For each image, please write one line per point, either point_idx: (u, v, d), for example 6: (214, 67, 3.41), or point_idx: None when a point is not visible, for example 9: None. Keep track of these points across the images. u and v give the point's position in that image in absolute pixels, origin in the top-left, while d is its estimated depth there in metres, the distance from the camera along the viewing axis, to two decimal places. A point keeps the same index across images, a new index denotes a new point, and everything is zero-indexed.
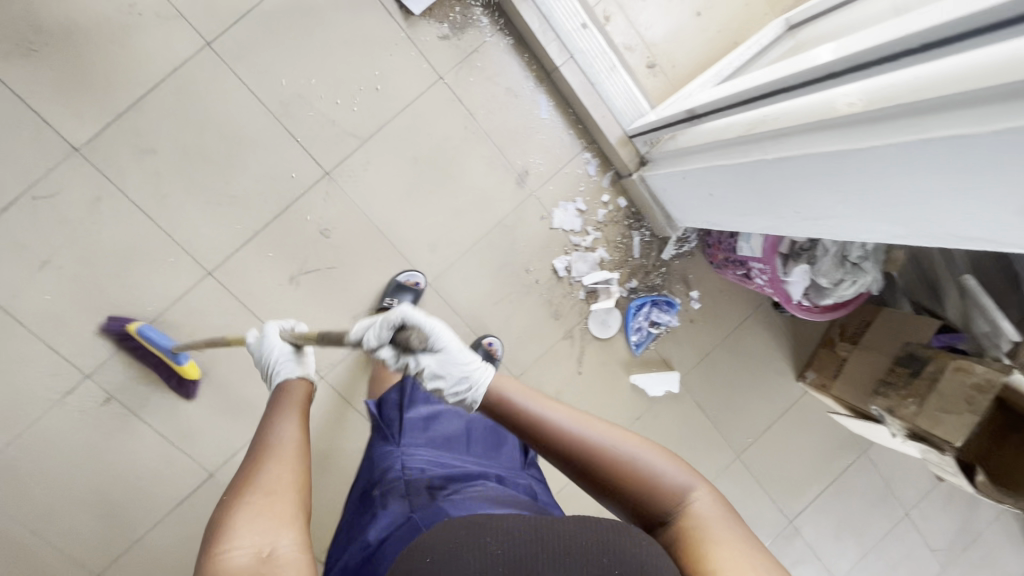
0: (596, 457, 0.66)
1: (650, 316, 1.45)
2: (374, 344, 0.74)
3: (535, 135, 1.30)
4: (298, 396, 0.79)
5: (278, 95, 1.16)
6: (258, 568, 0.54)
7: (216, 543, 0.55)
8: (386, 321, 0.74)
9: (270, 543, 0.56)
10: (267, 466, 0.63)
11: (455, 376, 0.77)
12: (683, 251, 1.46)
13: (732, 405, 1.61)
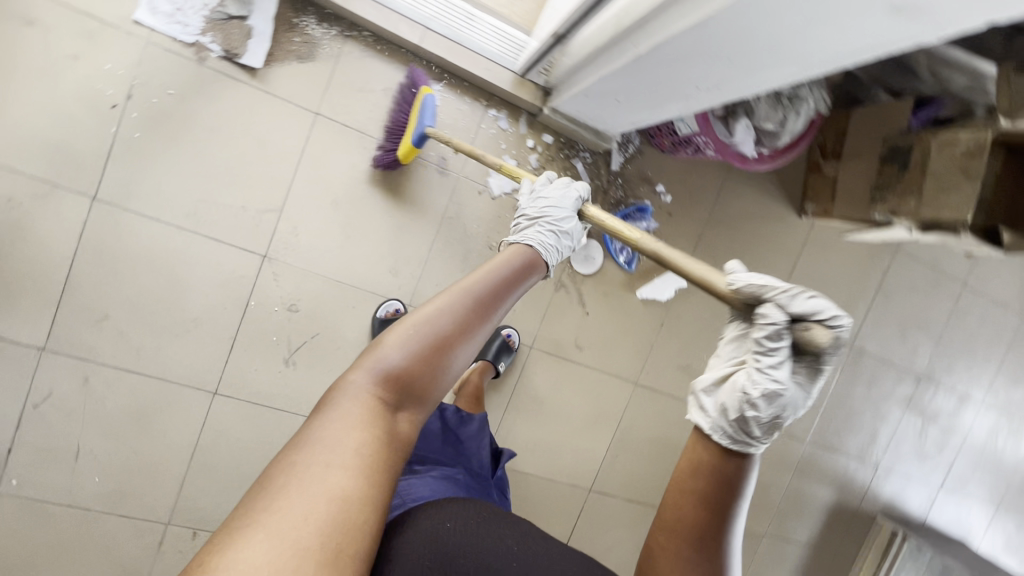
0: (729, 520, 0.61)
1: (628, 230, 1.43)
2: (775, 303, 0.63)
3: (434, 120, 1.25)
4: (524, 258, 0.74)
5: (182, 209, 1.15)
6: (392, 408, 0.58)
7: (369, 360, 0.59)
8: (799, 300, 0.62)
9: (413, 395, 0.60)
10: (450, 309, 0.62)
11: (766, 409, 0.63)
12: (631, 154, 1.40)
13: (747, 269, 1.58)
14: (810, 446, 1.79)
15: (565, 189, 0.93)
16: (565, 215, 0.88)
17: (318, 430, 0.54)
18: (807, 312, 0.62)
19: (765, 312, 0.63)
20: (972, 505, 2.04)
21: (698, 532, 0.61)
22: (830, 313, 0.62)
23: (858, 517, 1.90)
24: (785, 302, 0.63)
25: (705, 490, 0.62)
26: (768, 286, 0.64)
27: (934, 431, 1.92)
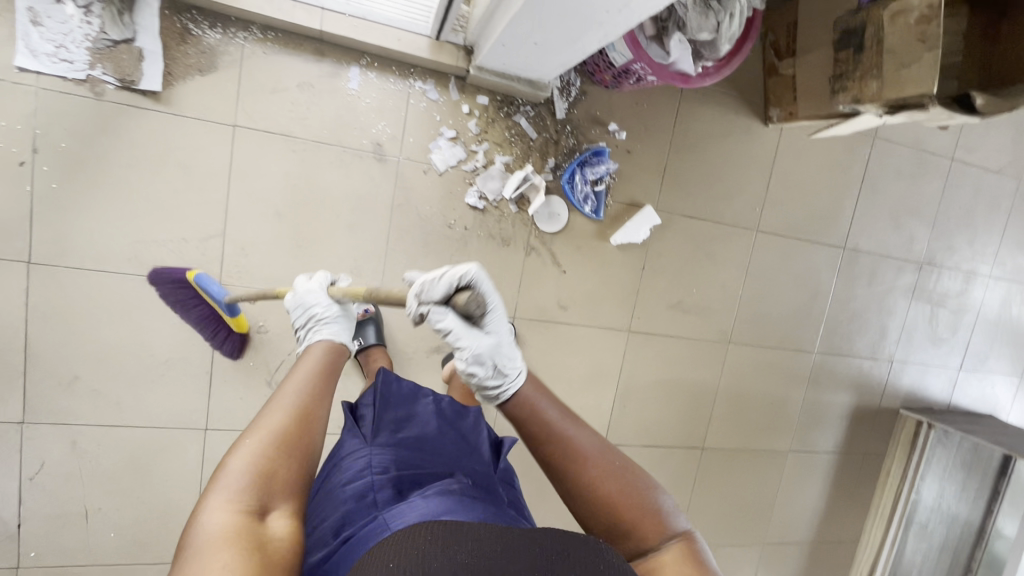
0: (565, 437, 0.74)
1: (587, 177, 1.36)
2: (431, 297, 0.81)
3: (359, 106, 1.18)
4: (328, 356, 0.81)
5: (122, 255, 1.11)
6: (260, 517, 0.59)
7: (214, 491, 0.59)
8: (435, 285, 0.80)
9: (274, 499, 0.61)
10: (279, 414, 0.67)
11: (482, 356, 0.81)
12: (575, 97, 1.32)
13: (722, 191, 1.51)
14: (821, 356, 1.74)
15: (318, 284, 0.96)
16: (322, 306, 0.91)
17: (187, 571, 0.52)
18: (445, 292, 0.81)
19: (428, 303, 0.80)
20: (996, 379, 2.01)
21: (578, 484, 0.72)
22: (461, 277, 0.80)
23: (882, 415, 1.87)
24: (429, 297, 0.80)
25: (545, 455, 0.74)
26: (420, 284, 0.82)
27: (945, 314, 1.87)
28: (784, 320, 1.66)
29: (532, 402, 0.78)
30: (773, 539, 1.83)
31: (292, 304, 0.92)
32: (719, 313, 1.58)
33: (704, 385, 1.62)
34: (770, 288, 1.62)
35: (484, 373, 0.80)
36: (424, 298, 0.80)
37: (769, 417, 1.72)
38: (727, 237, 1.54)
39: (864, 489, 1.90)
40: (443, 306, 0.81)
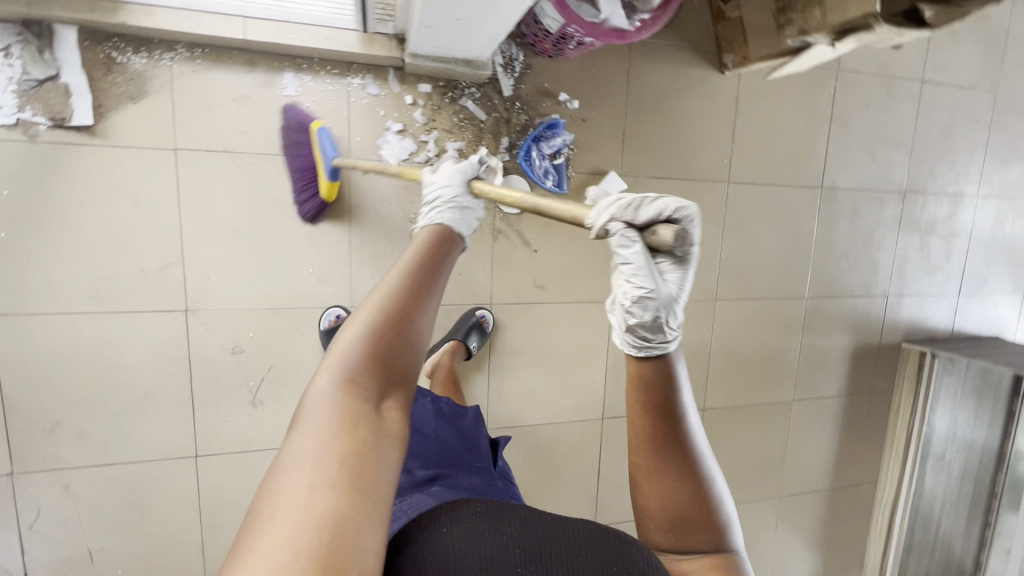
0: (686, 431, 0.65)
1: (544, 150, 1.33)
2: (622, 229, 0.59)
3: (299, 111, 1.16)
4: (444, 239, 0.75)
5: (84, 294, 1.11)
6: (374, 404, 0.59)
7: (329, 372, 0.59)
8: (642, 212, 0.58)
9: (387, 389, 0.61)
10: (393, 296, 0.63)
11: (660, 308, 0.62)
12: (522, 71, 1.29)
13: (686, 147, 1.48)
14: (814, 301, 1.71)
15: (460, 171, 0.90)
16: (454, 192, 0.86)
17: (306, 442, 0.55)
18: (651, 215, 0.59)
19: (613, 234, 0.59)
20: (998, 300, 1.96)
21: (668, 470, 0.65)
22: (675, 210, 0.58)
23: (885, 352, 1.83)
24: (619, 226, 0.59)
25: (646, 432, 0.65)
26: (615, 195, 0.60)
27: (936, 242, 1.83)
28: (769, 268, 1.63)
29: (671, 377, 0.65)
30: (789, 490, 1.81)
31: (432, 185, 0.88)
32: (702, 272, 1.56)
33: (696, 346, 1.60)
34: (751, 239, 1.59)
35: (650, 328, 0.64)
36: (624, 212, 0.59)
37: (768, 370, 1.70)
38: (698, 194, 1.51)
39: (875, 428, 1.87)
40: (635, 232, 0.59)
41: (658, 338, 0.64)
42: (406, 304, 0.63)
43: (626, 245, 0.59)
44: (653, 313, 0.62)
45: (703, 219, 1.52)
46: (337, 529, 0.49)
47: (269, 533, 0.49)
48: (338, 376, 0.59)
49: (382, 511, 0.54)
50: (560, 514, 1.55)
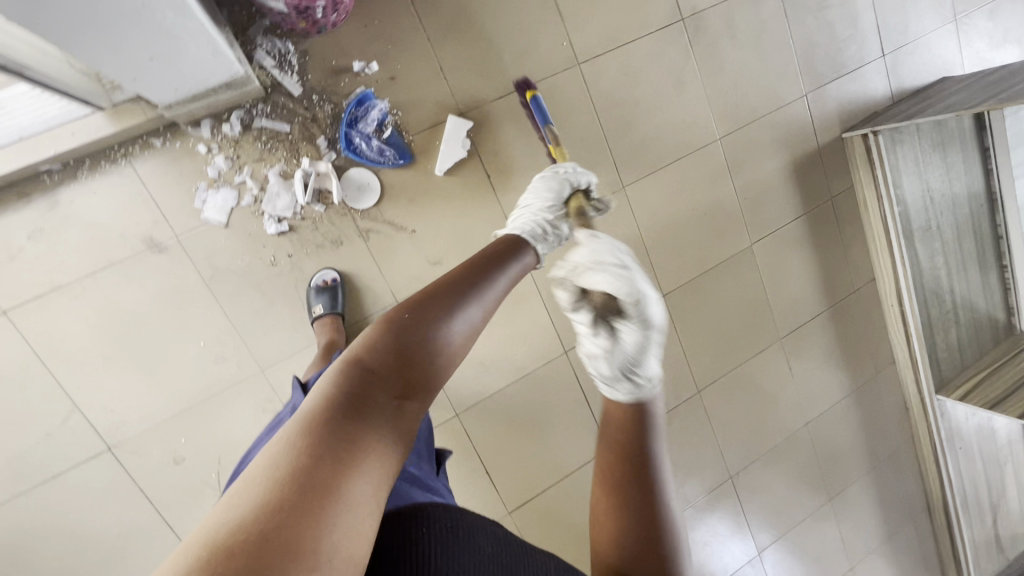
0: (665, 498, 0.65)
1: (366, 129, 1.22)
2: (615, 288, 0.79)
3: (100, 216, 1.09)
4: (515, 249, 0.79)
5: (9, 475, 1.13)
6: (397, 398, 0.57)
7: (375, 346, 0.60)
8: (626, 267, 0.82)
9: (413, 388, 0.59)
10: (446, 294, 0.65)
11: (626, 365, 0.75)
12: (300, 63, 1.17)
13: (517, 51, 1.32)
14: (730, 139, 1.56)
15: (563, 180, 1.03)
16: (554, 203, 0.98)
17: (330, 401, 0.54)
18: (631, 308, 0.79)
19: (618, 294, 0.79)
20: (931, 39, 1.76)
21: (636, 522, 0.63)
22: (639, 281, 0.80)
23: (828, 152, 1.69)
24: (621, 293, 0.78)
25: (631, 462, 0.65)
26: (623, 276, 0.80)
27: (836, 14, 1.63)
28: (667, 129, 1.49)
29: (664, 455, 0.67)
30: (788, 329, 1.74)
31: (530, 192, 1.01)
32: (596, 168, 1.43)
33: (626, 241, 1.50)
34: (633, 110, 1.44)
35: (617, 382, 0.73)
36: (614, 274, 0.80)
37: (713, 228, 1.59)
38: (553, 93, 1.37)
39: (850, 230, 1.76)
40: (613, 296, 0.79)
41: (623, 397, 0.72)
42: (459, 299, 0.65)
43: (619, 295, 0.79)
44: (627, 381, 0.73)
45: (571, 116, 1.39)
46: (315, 503, 0.44)
47: (251, 488, 0.45)
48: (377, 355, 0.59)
49: (375, 511, 0.48)
50: (569, 456, 1.54)
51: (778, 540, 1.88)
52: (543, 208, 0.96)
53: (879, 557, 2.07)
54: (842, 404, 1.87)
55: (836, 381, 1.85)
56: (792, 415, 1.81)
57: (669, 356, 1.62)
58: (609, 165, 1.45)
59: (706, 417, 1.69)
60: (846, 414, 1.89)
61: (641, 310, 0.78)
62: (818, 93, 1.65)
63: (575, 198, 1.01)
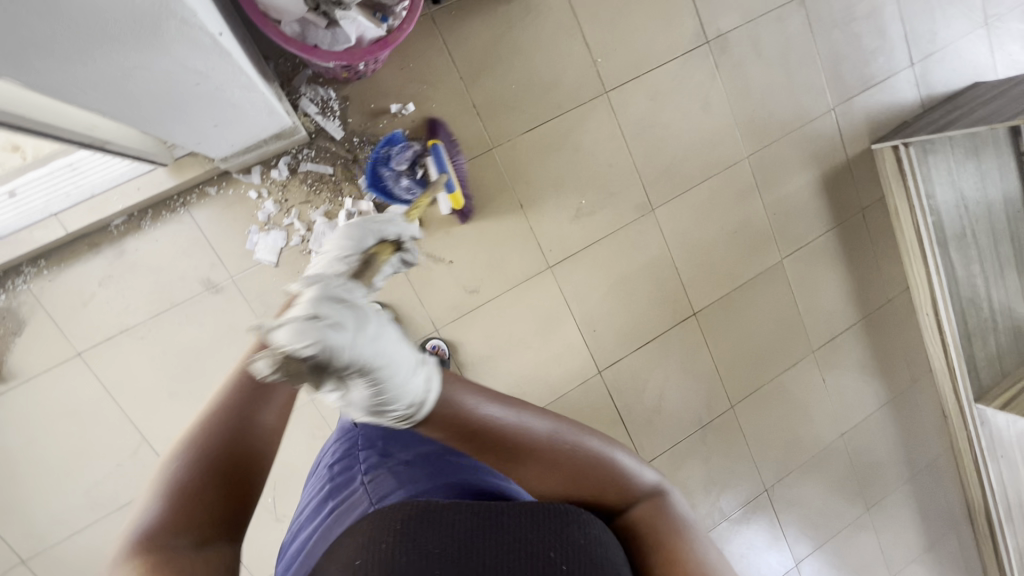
0: (592, 456, 0.67)
1: (394, 166, 1.23)
2: (313, 351, 0.49)
3: (162, 261, 1.17)
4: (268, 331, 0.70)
5: (86, 504, 1.21)
6: (195, 548, 0.53)
7: (152, 506, 0.55)
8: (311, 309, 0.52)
9: (214, 527, 0.56)
10: (215, 417, 0.62)
11: (391, 411, 0.56)
12: (341, 108, 1.23)
13: (545, 83, 1.36)
14: (758, 156, 1.57)
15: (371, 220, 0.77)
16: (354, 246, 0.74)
17: None
18: (360, 354, 0.53)
19: (312, 356, 0.49)
20: (962, 45, 1.74)
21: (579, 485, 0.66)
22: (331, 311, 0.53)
23: (857, 164, 1.69)
24: (306, 351, 0.48)
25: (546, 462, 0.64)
26: (320, 331, 0.49)
27: (863, 26, 1.62)
28: (694, 151, 1.50)
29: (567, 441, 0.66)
30: (821, 342, 1.74)
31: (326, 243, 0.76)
32: (625, 192, 1.46)
33: (656, 262, 1.53)
34: (661, 134, 1.47)
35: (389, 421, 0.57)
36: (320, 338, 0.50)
37: (743, 245, 1.60)
38: (582, 122, 1.40)
39: (881, 239, 1.75)
40: (306, 362, 0.49)
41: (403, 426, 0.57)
42: (233, 432, 0.62)
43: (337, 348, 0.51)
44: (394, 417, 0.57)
45: (599, 143, 1.42)
46: None
47: None
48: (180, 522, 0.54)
49: None
50: None
51: (817, 550, 1.87)
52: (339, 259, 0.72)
53: (920, 566, 2.05)
54: (879, 414, 1.86)
55: (871, 391, 1.84)
56: (828, 427, 1.81)
57: (703, 373, 1.63)
58: (638, 188, 1.47)
59: (740, 431, 1.70)
60: (882, 424, 1.88)
61: (372, 342, 0.54)
62: (846, 105, 1.64)
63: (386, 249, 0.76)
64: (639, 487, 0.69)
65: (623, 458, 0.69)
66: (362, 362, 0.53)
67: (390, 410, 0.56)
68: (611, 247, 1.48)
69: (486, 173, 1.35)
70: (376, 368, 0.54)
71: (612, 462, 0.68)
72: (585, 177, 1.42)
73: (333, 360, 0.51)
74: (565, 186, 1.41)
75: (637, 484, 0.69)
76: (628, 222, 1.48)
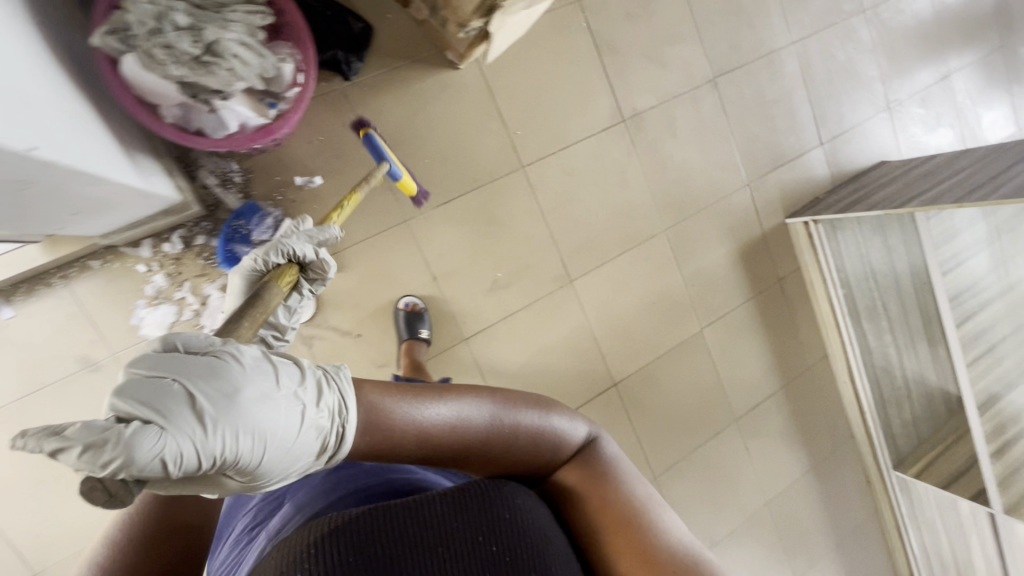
0: (529, 425, 0.71)
1: (249, 239, 1.18)
2: (131, 472, 0.52)
3: (34, 339, 1.09)
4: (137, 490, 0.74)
5: None
6: None
7: None
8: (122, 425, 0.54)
9: None
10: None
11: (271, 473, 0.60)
12: (243, 179, 1.20)
13: (460, 157, 1.36)
14: (675, 230, 1.61)
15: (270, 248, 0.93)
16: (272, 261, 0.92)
17: None
18: (205, 452, 0.55)
19: (131, 475, 0.52)
20: (866, 127, 1.85)
21: (522, 459, 0.70)
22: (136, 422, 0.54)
23: (773, 237, 1.74)
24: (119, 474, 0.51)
25: (488, 448, 0.67)
26: (117, 449, 0.51)
27: (774, 107, 1.71)
28: (612, 224, 1.53)
29: (504, 417, 0.69)
30: (743, 409, 1.76)
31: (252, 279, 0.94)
32: (542, 264, 1.47)
33: (576, 333, 1.52)
34: (578, 207, 1.49)
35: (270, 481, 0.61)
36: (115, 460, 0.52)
37: (662, 315, 1.62)
38: (498, 195, 1.41)
39: (800, 308, 1.80)
40: (108, 484, 0.52)
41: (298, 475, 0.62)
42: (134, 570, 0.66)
43: (153, 459, 0.53)
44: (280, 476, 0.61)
45: (515, 216, 1.43)
46: None
47: None
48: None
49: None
50: None
51: None
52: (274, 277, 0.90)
53: None
54: (803, 480, 1.88)
55: (795, 457, 1.85)
56: (753, 494, 1.81)
57: (625, 444, 1.61)
58: (555, 260, 1.48)
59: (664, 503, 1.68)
60: (807, 490, 1.89)
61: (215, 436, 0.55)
62: (761, 181, 1.71)
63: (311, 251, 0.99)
64: (572, 444, 0.75)
65: (557, 419, 0.74)
66: (189, 462, 0.54)
67: (263, 475, 0.59)
68: (527, 318, 1.47)
69: (397, 245, 1.33)
70: (234, 454, 0.56)
71: (551, 426, 0.73)
72: (500, 249, 1.42)
73: (157, 469, 0.53)
74: (480, 258, 1.40)
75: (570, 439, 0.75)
76: (545, 293, 1.48)
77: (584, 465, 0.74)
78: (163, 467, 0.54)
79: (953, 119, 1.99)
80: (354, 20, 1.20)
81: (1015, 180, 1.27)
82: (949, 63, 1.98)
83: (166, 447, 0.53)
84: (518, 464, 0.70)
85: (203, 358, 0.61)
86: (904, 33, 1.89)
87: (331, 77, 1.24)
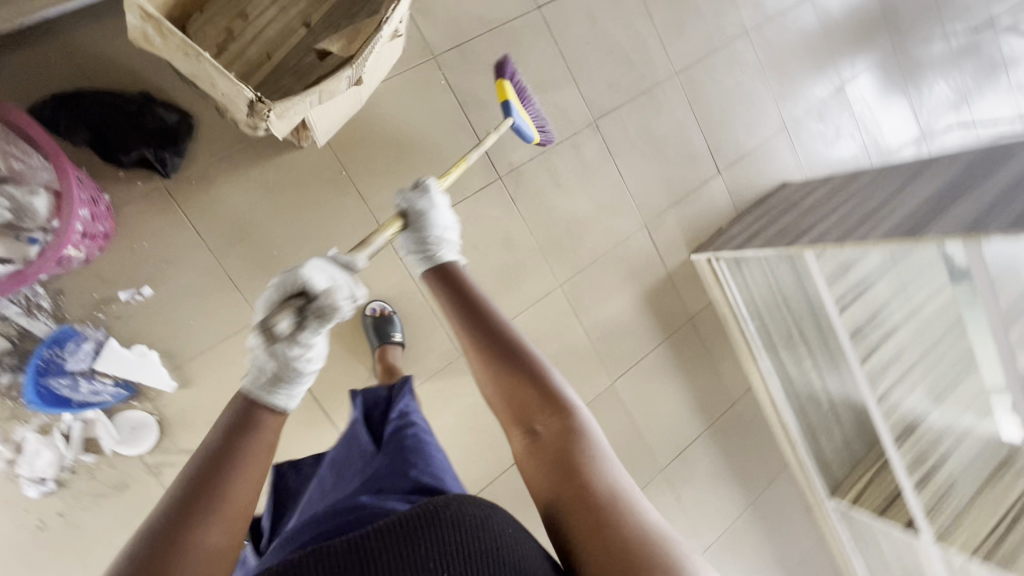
0: (542, 376, 0.78)
1: (66, 369, 1.05)
2: (408, 203, 1.01)
3: None
4: (264, 415, 0.71)
5: None
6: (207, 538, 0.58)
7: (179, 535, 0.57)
8: (418, 188, 1.04)
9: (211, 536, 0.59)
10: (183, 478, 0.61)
11: (426, 258, 0.98)
12: (53, 304, 1.05)
13: (317, 242, 1.25)
14: (571, 284, 1.52)
15: (418, 195, 1.02)
16: (433, 211, 1.01)
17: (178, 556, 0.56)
18: (431, 215, 1.00)
19: (403, 201, 1.02)
20: (765, 149, 1.79)
21: (528, 393, 0.77)
22: (424, 183, 1.04)
23: (681, 274, 1.66)
24: (405, 198, 1.02)
25: (506, 356, 0.80)
26: (410, 194, 1.02)
27: (666, 141, 1.63)
28: (499, 287, 1.43)
29: (527, 348, 0.81)
30: (668, 458, 1.67)
31: (409, 220, 1.00)
32: (425, 342, 1.36)
33: (472, 409, 1.41)
34: None
35: (420, 260, 0.98)
36: (288, 285, 0.81)
37: (567, 375, 1.52)
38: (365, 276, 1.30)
39: (717, 345, 1.72)
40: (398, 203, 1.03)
41: (426, 267, 0.97)
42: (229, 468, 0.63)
43: (414, 201, 1.01)
44: (417, 258, 0.98)
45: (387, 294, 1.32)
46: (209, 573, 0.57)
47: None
48: (201, 471, 0.62)
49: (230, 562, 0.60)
50: None
51: None
52: (424, 217, 1.00)
53: None
54: (742, 520, 1.80)
55: (729, 497, 1.77)
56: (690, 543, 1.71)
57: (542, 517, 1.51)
58: (440, 336, 1.37)
59: None
60: (747, 529, 1.81)
61: (432, 214, 1.00)
62: (659, 220, 1.62)
63: (396, 218, 1.01)
64: (578, 416, 0.75)
65: (571, 395, 0.77)
66: (422, 212, 1.00)
67: (284, 384, 0.75)
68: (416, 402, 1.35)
69: None
70: (435, 234, 0.99)
71: (563, 390, 0.77)
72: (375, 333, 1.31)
73: (406, 209, 1.01)
74: (352, 346, 1.29)
75: (579, 413, 0.75)
76: (431, 373, 1.37)
77: (575, 437, 0.72)
78: (415, 205, 1.01)
79: (855, 130, 1.97)
80: (167, 111, 1.08)
81: (897, 212, 1.21)
82: (842, 74, 1.95)
83: (421, 194, 1.02)
84: (520, 398, 0.77)
85: (444, 205, 1.04)
86: (793, 50, 1.84)
87: (148, 176, 1.10)
